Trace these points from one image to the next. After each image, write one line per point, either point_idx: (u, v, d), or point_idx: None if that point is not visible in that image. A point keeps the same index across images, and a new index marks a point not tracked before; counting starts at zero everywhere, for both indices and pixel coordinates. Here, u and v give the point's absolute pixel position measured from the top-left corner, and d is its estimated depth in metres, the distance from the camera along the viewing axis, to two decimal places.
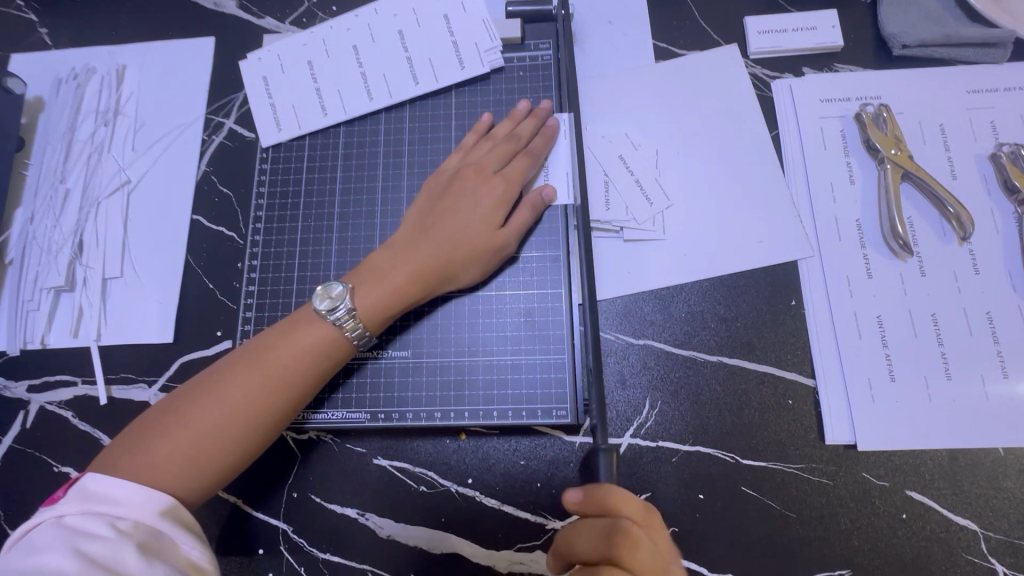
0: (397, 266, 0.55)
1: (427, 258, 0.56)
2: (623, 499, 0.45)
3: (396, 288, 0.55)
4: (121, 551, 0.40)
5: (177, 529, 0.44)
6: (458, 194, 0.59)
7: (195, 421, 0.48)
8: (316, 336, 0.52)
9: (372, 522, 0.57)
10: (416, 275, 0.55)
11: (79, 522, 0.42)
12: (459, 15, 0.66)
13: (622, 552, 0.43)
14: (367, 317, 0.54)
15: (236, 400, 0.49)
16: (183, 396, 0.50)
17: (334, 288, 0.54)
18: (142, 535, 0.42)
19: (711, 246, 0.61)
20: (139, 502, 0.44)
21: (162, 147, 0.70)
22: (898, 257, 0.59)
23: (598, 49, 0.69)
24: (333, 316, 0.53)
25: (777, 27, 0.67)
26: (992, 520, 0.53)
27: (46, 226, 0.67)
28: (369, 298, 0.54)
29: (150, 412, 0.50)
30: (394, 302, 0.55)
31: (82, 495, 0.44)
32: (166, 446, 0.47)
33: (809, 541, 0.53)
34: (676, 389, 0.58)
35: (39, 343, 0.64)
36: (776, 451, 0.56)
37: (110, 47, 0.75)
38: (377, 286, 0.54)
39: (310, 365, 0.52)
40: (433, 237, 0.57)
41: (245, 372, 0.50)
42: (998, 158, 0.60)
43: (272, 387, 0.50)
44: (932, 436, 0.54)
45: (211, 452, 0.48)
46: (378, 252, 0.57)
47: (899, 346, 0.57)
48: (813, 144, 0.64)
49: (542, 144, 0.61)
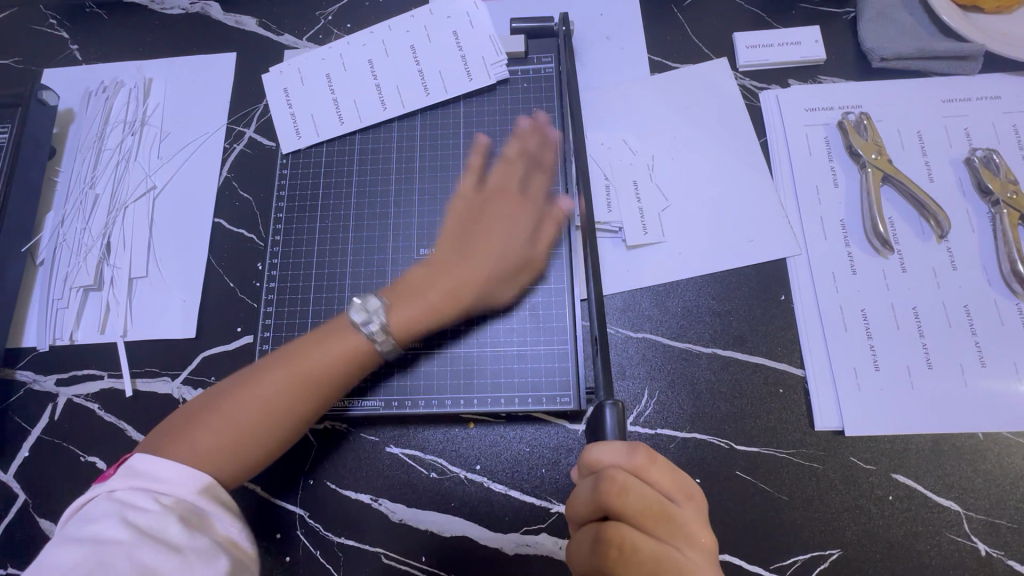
0: (436, 286, 0.59)
1: (459, 279, 0.60)
2: (599, 451, 0.45)
3: (430, 305, 0.59)
4: (167, 523, 0.43)
5: (215, 508, 0.47)
6: (490, 216, 0.63)
7: (235, 416, 0.51)
8: (349, 345, 0.55)
9: (385, 507, 0.60)
10: (451, 294, 0.59)
11: (126, 496, 0.45)
12: (467, 32, 0.71)
13: (611, 501, 0.44)
14: (399, 329, 0.57)
15: (274, 398, 0.52)
16: (224, 390, 0.53)
17: (370, 301, 0.57)
18: (184, 511, 0.45)
19: (705, 244, 0.65)
20: (181, 480, 0.46)
21: (186, 155, 0.74)
22: (880, 254, 0.63)
23: (597, 63, 0.74)
24: (366, 329, 0.55)
25: (763, 42, 0.72)
26: (974, 501, 0.56)
27: (76, 229, 0.71)
28: (405, 315, 0.58)
29: (191, 407, 0.53)
30: (426, 322, 0.59)
31: (128, 472, 0.47)
32: (207, 439, 0.50)
33: (801, 522, 0.56)
34: (673, 379, 0.61)
35: (68, 338, 0.68)
36: (768, 437, 0.59)
37: (138, 62, 0.79)
38: (413, 303, 0.58)
39: (344, 369, 0.55)
40: (470, 260, 0.61)
41: (282, 370, 0.53)
42: (972, 162, 0.64)
43: (306, 382, 0.53)
44: (914, 422, 0.58)
45: (250, 442, 0.51)
46: (413, 270, 0.61)
47: (883, 337, 0.60)
48: (800, 149, 0.68)
49: (550, 154, 0.67)
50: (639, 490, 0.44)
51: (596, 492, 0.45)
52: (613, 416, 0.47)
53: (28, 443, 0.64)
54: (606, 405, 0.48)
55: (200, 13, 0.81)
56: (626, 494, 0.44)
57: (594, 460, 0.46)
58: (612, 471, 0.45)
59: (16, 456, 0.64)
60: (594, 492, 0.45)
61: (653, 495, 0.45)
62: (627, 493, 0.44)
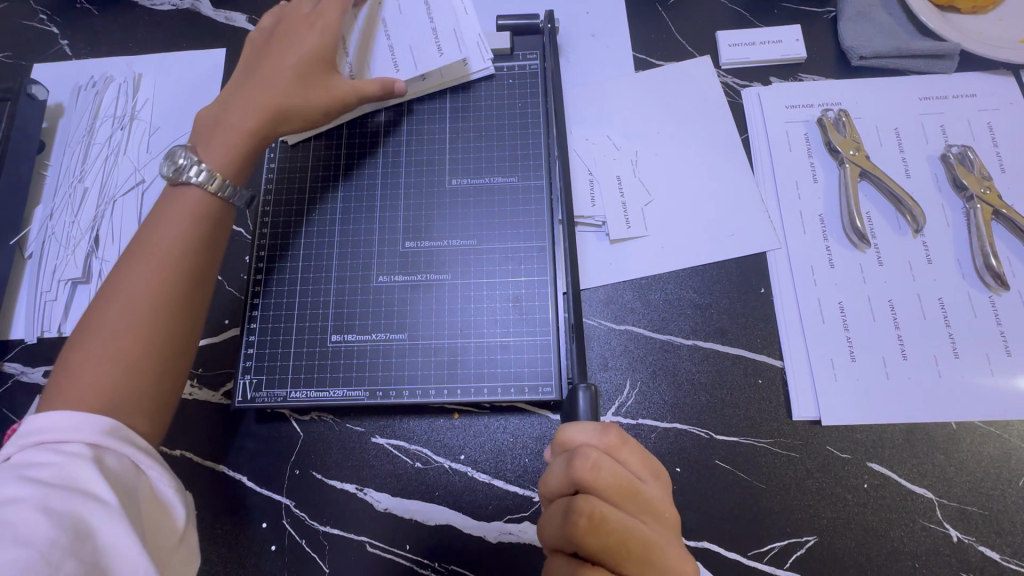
0: (229, 126, 0.59)
1: (257, 96, 0.60)
2: (570, 430, 0.47)
3: (233, 125, 0.59)
4: (76, 471, 0.42)
5: (127, 446, 0.45)
6: (272, 64, 0.62)
7: (112, 337, 0.49)
8: (180, 211, 0.55)
9: (370, 496, 0.61)
10: (250, 108, 0.60)
11: (24, 457, 0.43)
12: (456, 26, 0.72)
13: (584, 476, 0.45)
14: (214, 159, 0.57)
15: (147, 312, 0.50)
16: (86, 325, 0.50)
17: (177, 156, 0.57)
18: (93, 453, 0.43)
19: (686, 238, 0.66)
20: (76, 425, 0.44)
21: (175, 149, 0.75)
22: (857, 248, 0.64)
23: (582, 60, 0.75)
24: (189, 176, 0.56)
25: (745, 41, 0.73)
26: (947, 489, 0.57)
27: (64, 221, 0.72)
28: (213, 148, 0.58)
29: (63, 355, 0.49)
30: (239, 144, 0.59)
31: (18, 437, 0.44)
32: (89, 371, 0.47)
33: (777, 509, 0.57)
34: (654, 370, 0.62)
35: (56, 331, 0.68)
36: (747, 427, 0.60)
37: (128, 57, 0.80)
38: (219, 136, 0.59)
39: (196, 224, 0.55)
40: (263, 77, 0.61)
41: (143, 267, 0.51)
42: (948, 158, 0.66)
43: (159, 280, 0.51)
44: (890, 411, 0.59)
45: (137, 358, 0.49)
46: (208, 110, 0.61)
47: (859, 329, 0.62)
48: (780, 145, 0.69)
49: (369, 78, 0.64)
50: (611, 466, 0.45)
51: (570, 467, 0.45)
52: (585, 400, 0.50)
53: None
54: (580, 390, 0.51)
55: (190, 9, 0.82)
56: (599, 469, 0.45)
57: (568, 439, 0.47)
58: (586, 448, 0.46)
59: None
60: (566, 468, 0.46)
61: (623, 471, 0.45)
62: (599, 469, 0.45)
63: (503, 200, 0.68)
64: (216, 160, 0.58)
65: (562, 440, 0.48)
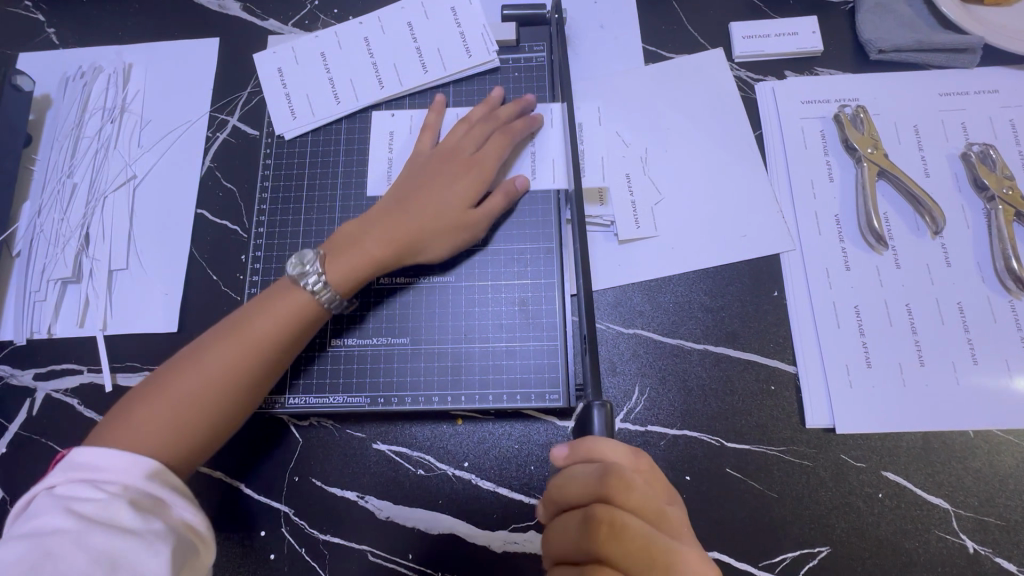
0: (364, 240, 0.58)
1: (405, 227, 0.59)
2: (602, 445, 0.46)
3: (367, 257, 0.58)
4: (116, 508, 0.43)
5: (167, 492, 0.46)
6: (431, 178, 0.61)
7: (181, 393, 0.50)
8: (289, 304, 0.55)
9: (371, 504, 0.59)
10: (386, 241, 0.58)
11: (69, 490, 0.44)
12: (460, 16, 0.70)
13: (614, 494, 0.44)
14: (339, 282, 0.56)
15: (220, 384, 0.51)
16: (167, 369, 0.52)
17: (306, 256, 0.57)
18: (133, 496, 0.44)
19: (697, 239, 0.64)
20: (125, 469, 0.45)
21: (167, 143, 0.72)
22: (874, 250, 0.62)
23: (591, 52, 0.72)
24: (305, 282, 0.55)
25: (760, 32, 0.71)
26: (963, 499, 0.55)
27: (53, 219, 0.69)
28: (339, 265, 0.57)
29: (135, 391, 0.51)
30: (361, 272, 0.57)
31: (69, 466, 0.45)
32: (151, 426, 0.48)
33: (789, 519, 0.56)
34: (664, 375, 0.61)
35: (46, 332, 0.66)
36: (759, 434, 0.58)
37: (118, 47, 0.77)
38: (348, 254, 0.57)
39: (290, 325, 0.54)
40: (407, 211, 0.60)
41: (226, 344, 0.52)
42: (969, 157, 0.64)
43: (245, 355, 0.52)
44: (906, 419, 0.57)
45: (193, 418, 0.50)
46: (350, 222, 0.61)
47: (875, 334, 0.60)
48: (795, 142, 0.67)
49: (520, 125, 0.64)
50: (641, 487, 0.44)
51: (601, 481, 0.44)
52: (601, 420, 0.48)
53: (6, 439, 0.63)
54: (594, 408, 0.49)
55: None
56: (631, 490, 0.44)
57: (598, 453, 0.46)
58: (619, 465, 0.45)
59: None
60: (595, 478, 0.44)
61: (648, 493, 0.45)
62: (630, 490, 0.44)
63: (515, 204, 0.64)
64: (339, 272, 0.57)
65: (588, 452, 0.46)
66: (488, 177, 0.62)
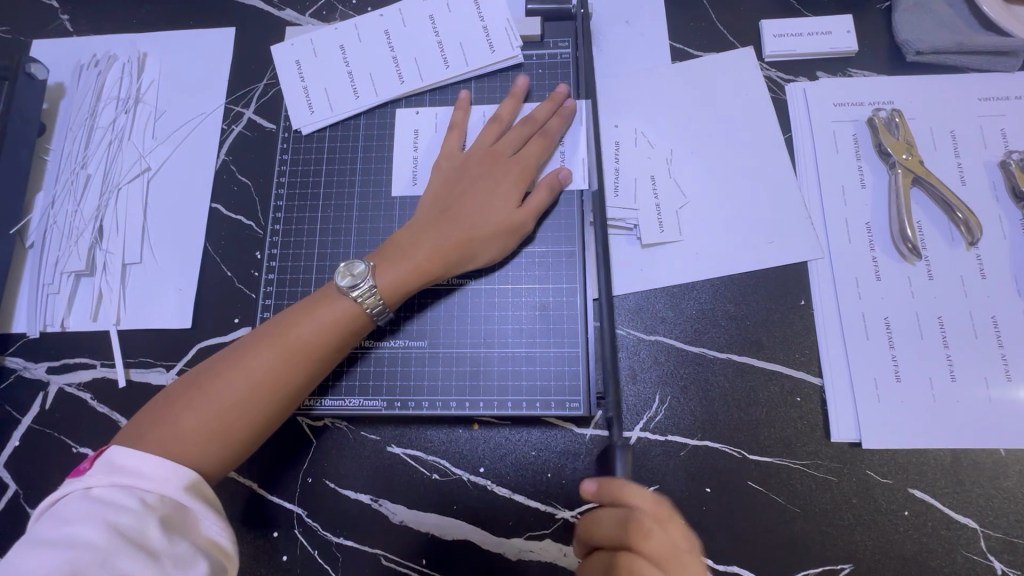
0: (416, 247, 0.57)
1: (451, 234, 0.57)
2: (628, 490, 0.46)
3: (418, 266, 0.56)
4: (146, 527, 0.42)
5: (201, 507, 0.46)
6: (472, 181, 0.60)
7: (220, 400, 0.50)
8: (333, 314, 0.54)
9: (385, 508, 0.58)
10: (435, 250, 0.56)
11: (105, 495, 0.43)
12: (483, 9, 0.68)
13: (633, 540, 0.45)
14: (390, 293, 0.55)
15: (259, 394, 0.50)
16: (207, 370, 0.51)
17: (356, 266, 0.55)
18: (166, 511, 0.44)
19: (722, 245, 0.62)
20: (164, 477, 0.45)
21: (182, 135, 0.71)
22: (906, 260, 0.60)
23: (616, 48, 0.70)
24: (355, 292, 0.54)
25: (793, 31, 0.68)
26: (991, 519, 0.54)
27: (67, 211, 0.68)
28: (391, 275, 0.55)
29: (177, 387, 0.51)
30: (414, 283, 0.56)
31: (108, 468, 0.45)
32: (189, 431, 0.48)
33: (812, 536, 0.55)
34: (686, 384, 0.59)
35: (59, 325, 0.65)
36: (782, 447, 0.57)
37: (132, 35, 0.75)
38: (398, 264, 0.56)
39: (333, 336, 0.53)
40: (450, 215, 0.58)
41: (269, 351, 0.52)
42: (1008, 166, 0.61)
43: (284, 366, 0.51)
44: (935, 436, 0.56)
45: (232, 426, 0.49)
46: (399, 231, 0.59)
47: (905, 346, 0.58)
48: (826, 146, 0.65)
49: (558, 124, 0.63)
50: (659, 535, 0.45)
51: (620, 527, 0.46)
52: (623, 463, 0.49)
53: (19, 433, 0.63)
54: (617, 451, 0.49)
55: None
56: (649, 538, 0.44)
57: (624, 497, 0.46)
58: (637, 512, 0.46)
59: (7, 445, 0.62)
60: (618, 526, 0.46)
61: (670, 543, 0.45)
62: (647, 537, 0.44)
63: (551, 206, 0.63)
64: (391, 282, 0.55)
65: (615, 494, 0.47)
66: (529, 176, 0.61)
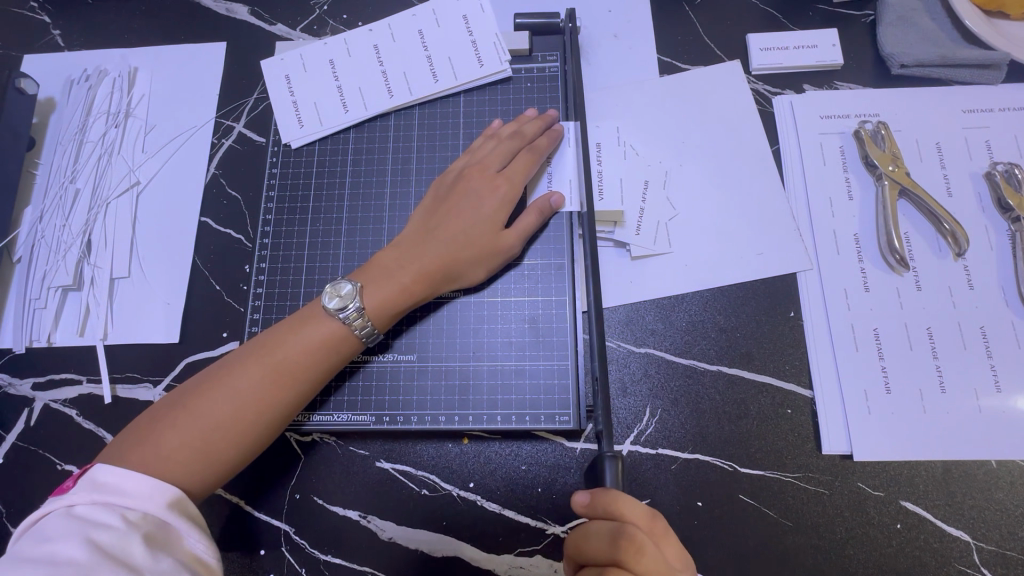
0: (404, 267, 0.57)
1: (435, 254, 0.57)
2: (625, 505, 0.46)
3: (403, 288, 0.56)
4: (130, 541, 0.41)
5: (184, 524, 0.45)
6: (458, 198, 0.60)
7: (206, 417, 0.49)
8: (322, 334, 0.53)
9: (374, 524, 0.57)
10: (421, 274, 0.57)
11: (88, 512, 0.43)
12: (474, 21, 0.68)
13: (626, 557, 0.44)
14: (376, 315, 0.55)
15: (247, 413, 0.50)
16: (194, 387, 0.51)
17: (343, 287, 0.55)
18: (150, 527, 0.43)
19: (711, 257, 0.63)
20: (148, 494, 0.45)
21: (172, 149, 0.71)
22: (894, 270, 0.60)
23: (605, 63, 0.71)
24: (342, 314, 0.54)
25: (779, 44, 0.69)
26: (984, 531, 0.54)
27: (54, 225, 0.68)
28: (377, 296, 0.55)
29: (161, 405, 0.51)
30: (401, 303, 0.56)
31: (91, 486, 0.45)
32: (174, 447, 0.48)
33: (805, 550, 0.54)
34: (676, 397, 0.59)
35: (45, 341, 0.65)
36: (774, 460, 0.57)
37: (123, 50, 0.76)
38: (383, 284, 0.56)
39: (323, 355, 0.53)
40: (437, 239, 0.58)
41: (255, 371, 0.51)
42: (993, 177, 0.62)
43: (273, 385, 0.51)
44: (925, 448, 0.56)
45: (218, 445, 0.49)
46: (385, 250, 0.59)
47: (895, 357, 0.58)
48: (813, 158, 0.65)
49: (546, 142, 0.63)
50: (653, 552, 0.45)
51: (613, 544, 0.45)
52: (613, 473, 0.47)
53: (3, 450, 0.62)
54: (606, 461, 0.47)
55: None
56: (642, 555, 0.44)
57: (620, 512, 0.45)
58: (634, 529, 0.45)
59: None
60: (611, 542, 0.45)
61: (661, 557, 0.45)
62: (641, 554, 0.44)
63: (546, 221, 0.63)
64: (377, 303, 0.55)
65: (610, 508, 0.45)
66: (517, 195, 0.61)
